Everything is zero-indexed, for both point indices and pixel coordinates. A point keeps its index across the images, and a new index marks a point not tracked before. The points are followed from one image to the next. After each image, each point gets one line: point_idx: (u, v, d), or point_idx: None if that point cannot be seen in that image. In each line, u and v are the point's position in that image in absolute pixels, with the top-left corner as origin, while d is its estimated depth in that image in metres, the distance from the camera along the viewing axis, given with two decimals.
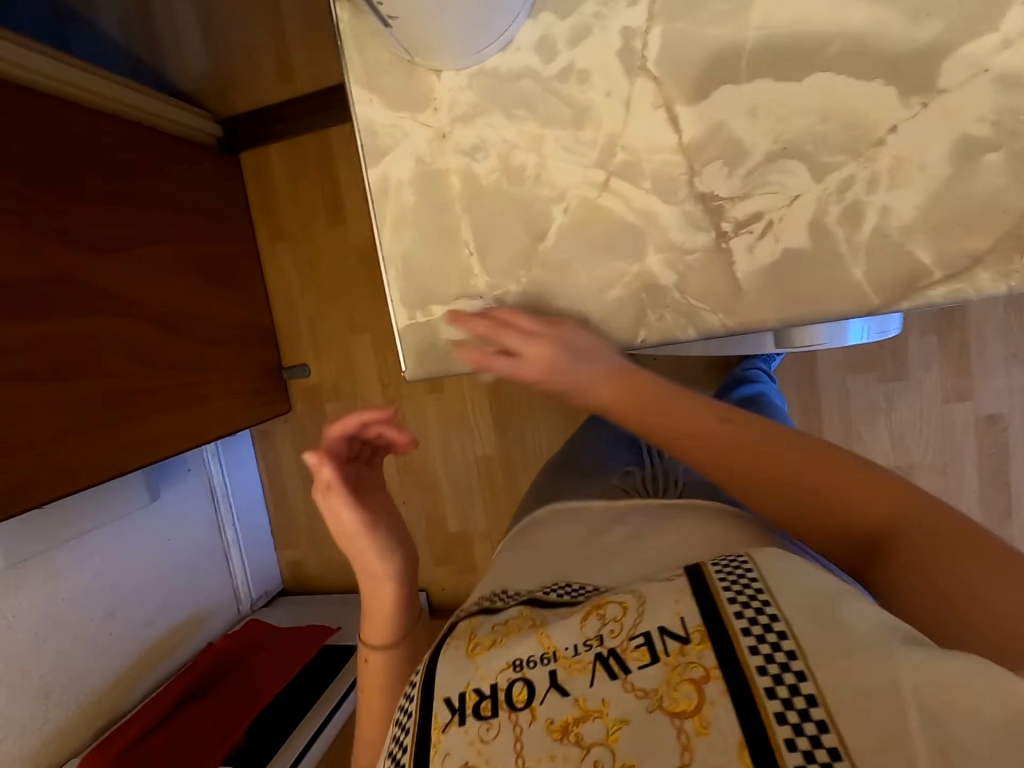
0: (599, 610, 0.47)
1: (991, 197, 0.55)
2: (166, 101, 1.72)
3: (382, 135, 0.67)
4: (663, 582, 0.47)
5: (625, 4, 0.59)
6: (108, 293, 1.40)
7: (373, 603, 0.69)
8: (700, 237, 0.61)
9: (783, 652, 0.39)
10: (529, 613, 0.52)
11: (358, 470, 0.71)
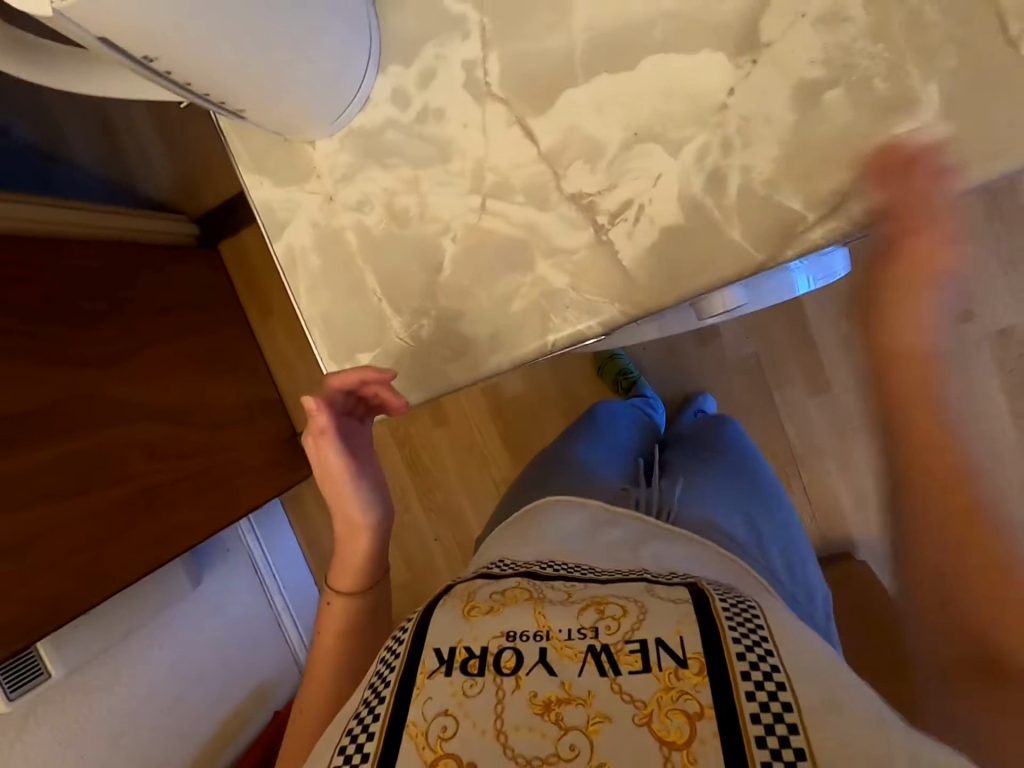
0: (598, 606, 0.59)
1: (842, 134, 0.55)
2: (138, 217, 1.87)
3: (279, 211, 0.72)
4: (667, 602, 0.58)
5: (460, 38, 0.63)
6: (118, 402, 1.49)
7: (349, 545, 0.82)
8: (581, 235, 0.63)
9: (779, 703, 0.49)
10: (526, 584, 0.63)
11: (350, 424, 0.80)
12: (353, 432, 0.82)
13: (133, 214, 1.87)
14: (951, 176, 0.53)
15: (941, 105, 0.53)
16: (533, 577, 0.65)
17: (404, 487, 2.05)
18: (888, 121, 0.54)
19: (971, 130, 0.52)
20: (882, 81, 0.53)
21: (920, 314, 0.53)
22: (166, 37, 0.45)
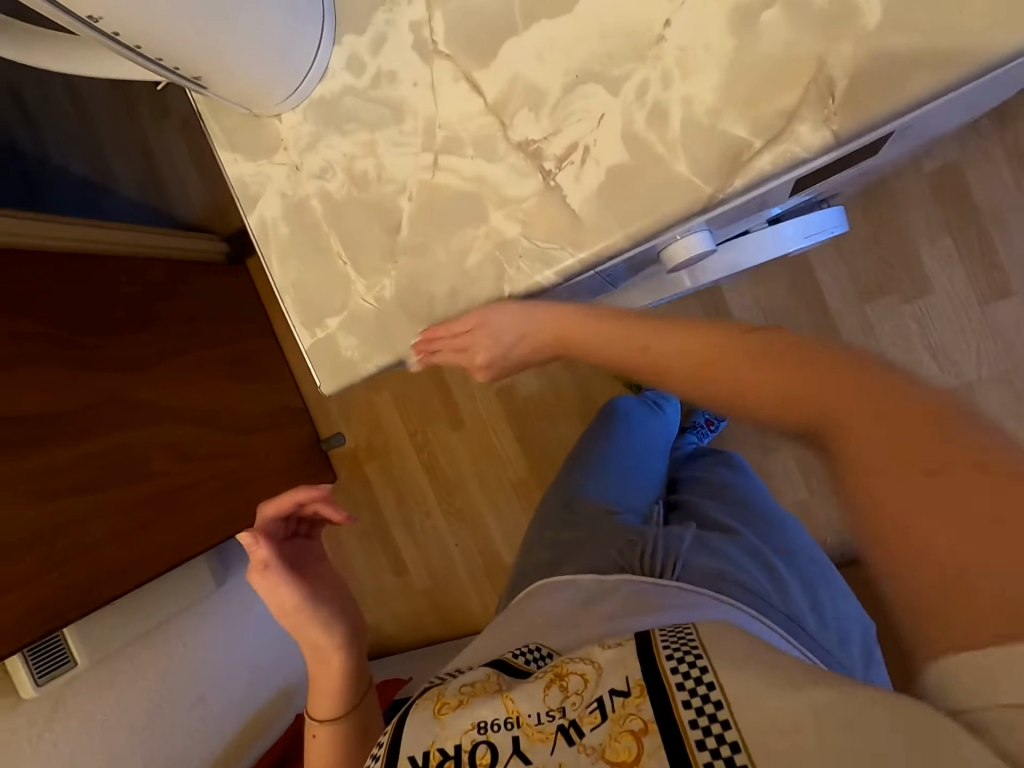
0: (562, 682, 0.60)
1: (782, 52, 0.53)
2: (174, 237, 1.96)
3: (252, 184, 0.75)
4: (616, 650, 0.60)
5: (407, 2, 0.65)
6: (145, 402, 1.53)
7: (322, 672, 0.84)
8: (530, 182, 0.63)
9: (713, 711, 0.50)
10: (494, 675, 0.66)
11: (294, 546, 0.87)
12: (300, 554, 0.88)
13: (169, 235, 1.96)
14: (898, 86, 0.50)
15: (883, 12, 0.51)
16: (502, 669, 0.68)
17: (424, 493, 2.05)
18: (828, 34, 0.52)
19: (914, 36, 0.50)
20: None
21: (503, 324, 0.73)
22: None
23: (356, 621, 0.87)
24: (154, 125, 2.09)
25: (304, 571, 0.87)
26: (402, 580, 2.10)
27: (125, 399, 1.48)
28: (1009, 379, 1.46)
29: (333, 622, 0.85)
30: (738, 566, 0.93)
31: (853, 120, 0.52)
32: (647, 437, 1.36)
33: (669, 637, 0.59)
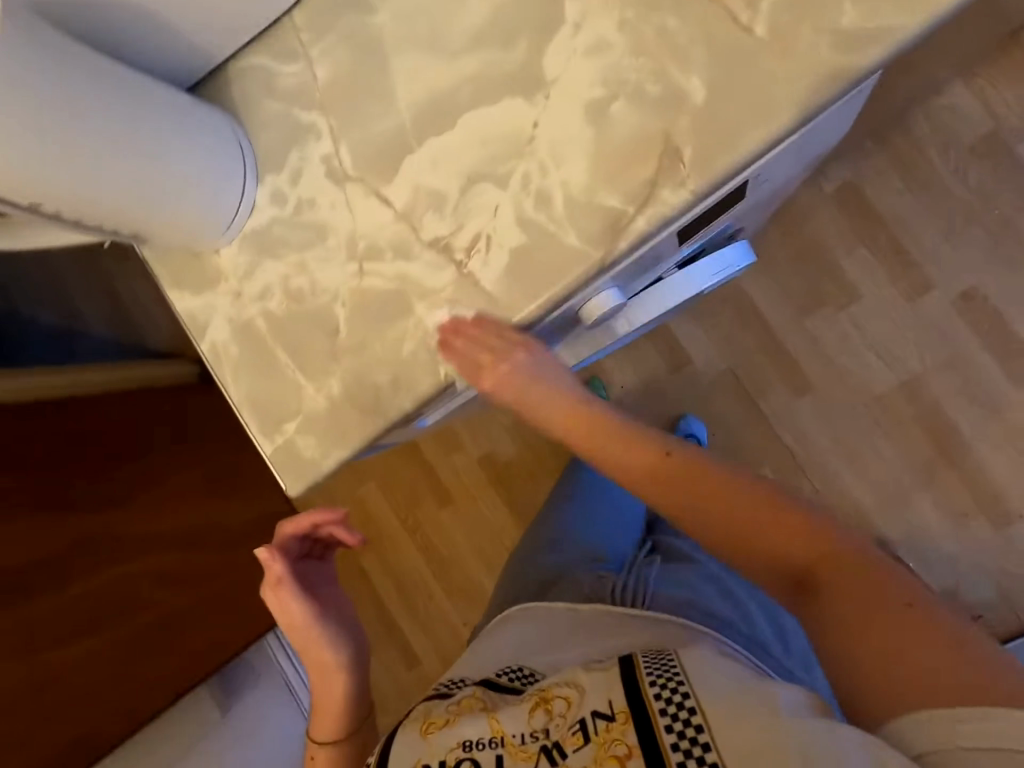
0: (547, 705, 0.67)
1: (635, 134, 0.62)
2: (143, 367, 1.98)
3: (200, 315, 0.81)
4: (598, 674, 0.67)
5: (314, 138, 0.74)
6: (141, 535, 1.51)
7: (325, 685, 0.93)
8: (446, 273, 0.70)
9: (699, 746, 0.58)
10: (481, 698, 0.73)
11: (309, 565, 0.94)
12: (313, 573, 0.94)
13: (138, 366, 1.99)
14: (733, 146, 0.59)
15: (708, 89, 0.59)
16: (487, 690, 0.74)
17: (422, 577, 2.03)
18: (669, 114, 0.61)
19: (738, 106, 0.59)
20: (652, 83, 0.61)
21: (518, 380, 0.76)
22: (33, 187, 0.57)
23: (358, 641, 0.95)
24: (118, 267, 2.20)
25: (315, 591, 0.93)
26: (416, 672, 2.02)
27: (115, 533, 1.45)
28: (951, 364, 1.54)
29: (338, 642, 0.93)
30: (703, 596, 0.96)
31: (706, 179, 0.60)
32: (616, 482, 1.39)
33: (654, 670, 0.65)
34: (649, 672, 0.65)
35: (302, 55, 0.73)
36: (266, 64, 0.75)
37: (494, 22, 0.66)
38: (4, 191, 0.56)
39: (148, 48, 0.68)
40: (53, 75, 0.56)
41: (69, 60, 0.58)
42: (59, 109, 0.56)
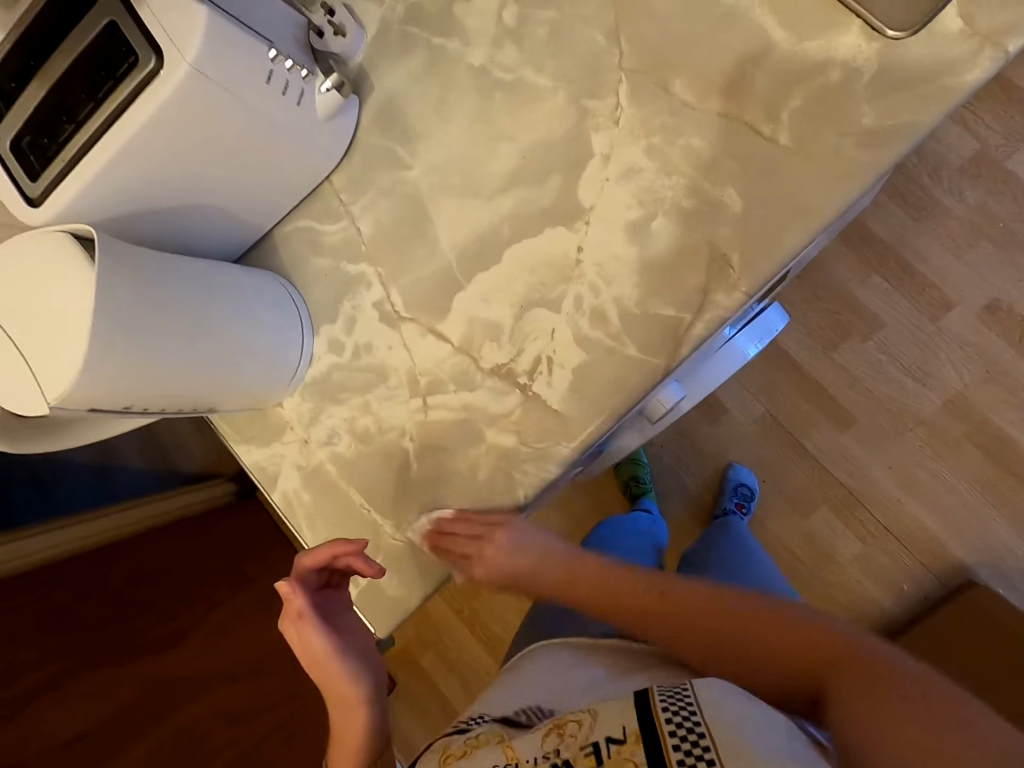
0: (559, 728, 0.58)
1: (679, 246, 0.65)
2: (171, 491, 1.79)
3: (269, 465, 0.83)
4: (616, 703, 0.57)
5: (365, 287, 0.77)
6: (194, 675, 1.33)
7: (345, 728, 0.71)
8: (511, 397, 0.72)
9: None
10: (500, 730, 0.64)
11: (330, 597, 0.75)
12: (335, 605, 0.76)
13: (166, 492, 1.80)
14: (779, 243, 0.62)
15: (743, 199, 0.62)
16: (506, 726, 0.66)
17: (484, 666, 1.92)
18: (709, 225, 0.64)
19: (775, 211, 0.62)
20: (687, 199, 0.64)
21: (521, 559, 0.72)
22: (130, 398, 0.57)
23: (383, 672, 0.74)
24: None
25: (336, 623, 0.75)
26: None
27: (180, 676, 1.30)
28: (995, 376, 1.48)
29: (359, 673, 0.72)
30: None
31: (755, 280, 0.63)
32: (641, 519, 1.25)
33: (670, 698, 0.55)
34: (663, 700, 0.55)
35: (345, 212, 0.77)
36: (309, 225, 0.79)
37: (524, 162, 0.70)
38: (106, 405, 0.56)
39: (209, 230, 0.73)
40: (138, 289, 0.55)
41: (155, 281, 0.57)
42: (146, 332, 0.56)
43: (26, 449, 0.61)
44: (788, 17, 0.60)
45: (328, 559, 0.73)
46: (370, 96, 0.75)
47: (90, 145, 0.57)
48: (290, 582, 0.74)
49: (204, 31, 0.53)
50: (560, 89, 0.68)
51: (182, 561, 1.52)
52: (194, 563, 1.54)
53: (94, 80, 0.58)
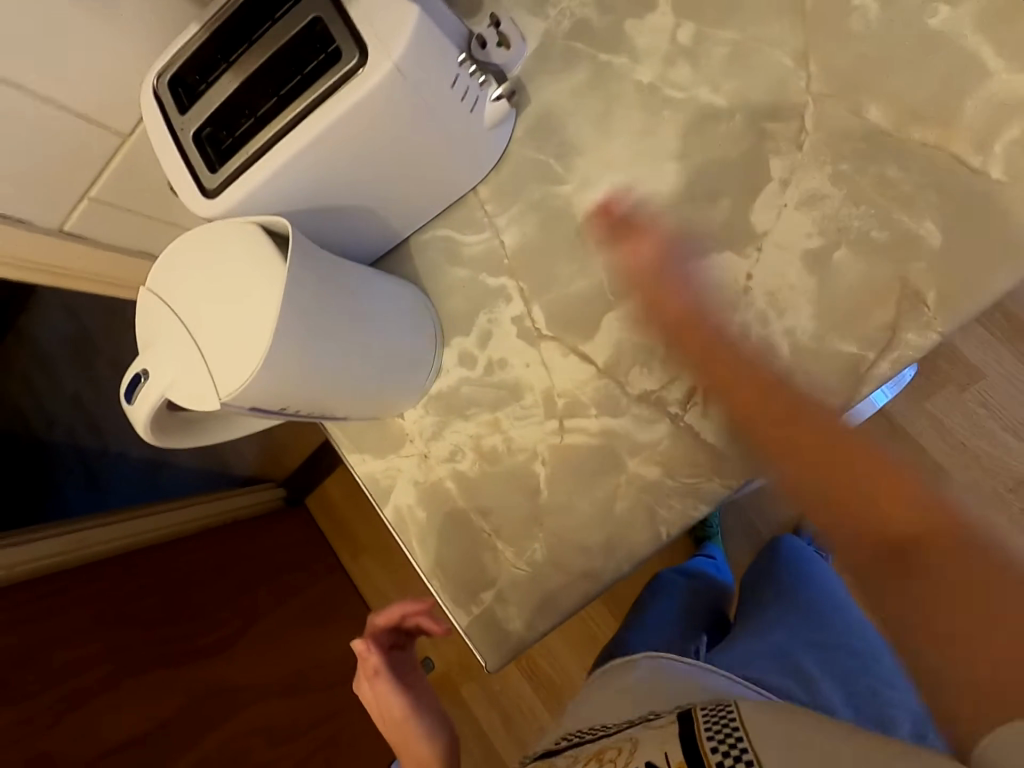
0: (598, 757, 0.56)
1: (864, 281, 0.61)
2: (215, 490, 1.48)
3: (384, 478, 0.80)
4: (653, 729, 0.56)
5: (504, 301, 0.74)
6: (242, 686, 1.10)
7: None
8: (660, 426, 0.68)
9: None
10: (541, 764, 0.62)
11: (401, 657, 0.73)
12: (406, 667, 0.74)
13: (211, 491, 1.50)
14: (982, 285, 0.57)
15: (944, 235, 0.58)
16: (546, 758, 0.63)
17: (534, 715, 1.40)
18: (901, 258, 0.60)
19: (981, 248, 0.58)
20: (878, 230, 0.60)
21: (679, 284, 0.65)
22: (294, 392, 0.54)
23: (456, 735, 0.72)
24: None
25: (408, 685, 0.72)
26: None
27: (232, 684, 1.09)
28: None
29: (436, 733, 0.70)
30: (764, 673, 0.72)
31: (952, 321, 0.59)
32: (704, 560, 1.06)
33: (712, 722, 0.53)
34: (705, 723, 0.53)
35: (488, 224, 0.75)
36: (449, 234, 0.77)
37: (691, 184, 0.67)
38: (271, 399, 0.53)
39: (357, 232, 0.70)
40: (325, 284, 0.54)
41: (332, 273, 0.55)
42: (318, 320, 0.53)
43: (177, 444, 0.58)
44: (1010, 45, 0.57)
45: (398, 618, 0.73)
46: (527, 108, 0.73)
47: (281, 136, 0.56)
48: (362, 644, 0.72)
49: (409, 33, 0.52)
50: (738, 110, 0.65)
51: (225, 571, 1.24)
52: (235, 575, 1.25)
53: (281, 74, 0.57)
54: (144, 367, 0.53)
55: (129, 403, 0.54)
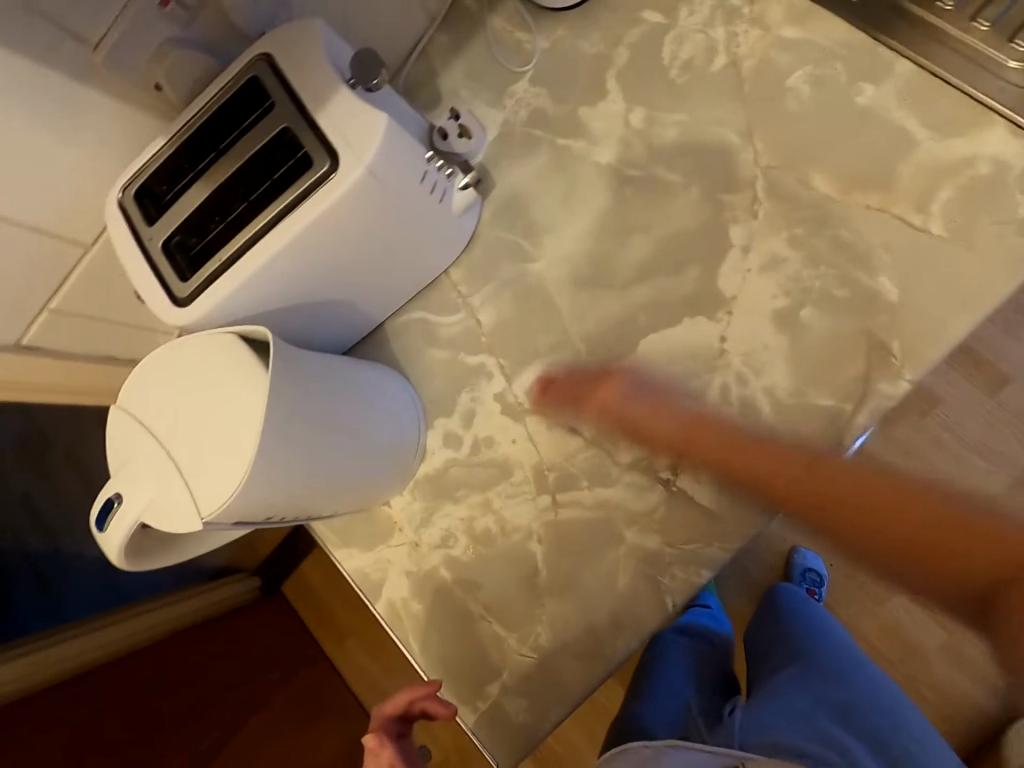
0: None
1: (832, 337, 0.63)
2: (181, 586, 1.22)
3: (373, 573, 0.76)
4: None
5: (485, 379, 0.74)
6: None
7: None
8: (654, 494, 0.67)
9: None
10: None
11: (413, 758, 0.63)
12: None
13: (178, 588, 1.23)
14: (941, 334, 0.61)
15: (899, 289, 0.62)
16: None
17: None
18: (864, 313, 0.63)
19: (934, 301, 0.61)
20: (838, 289, 0.64)
21: (638, 393, 0.65)
22: (276, 505, 0.52)
23: None
24: None
25: None
26: None
27: None
28: None
29: None
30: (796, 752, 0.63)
31: (920, 369, 0.61)
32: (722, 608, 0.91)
33: None
34: None
35: (464, 305, 0.76)
36: (424, 317, 0.77)
37: (657, 255, 0.70)
38: (253, 514, 0.50)
39: (332, 321, 0.70)
40: (307, 390, 0.52)
41: (314, 378, 0.54)
42: (302, 427, 0.51)
43: (152, 566, 0.54)
44: (929, 119, 0.63)
45: (405, 706, 0.64)
46: (493, 192, 0.76)
47: (254, 241, 0.56)
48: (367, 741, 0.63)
49: (381, 138, 0.53)
50: (694, 185, 0.69)
51: (192, 679, 1.02)
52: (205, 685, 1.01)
53: (252, 181, 0.58)
54: (116, 491, 0.50)
55: (101, 531, 0.51)
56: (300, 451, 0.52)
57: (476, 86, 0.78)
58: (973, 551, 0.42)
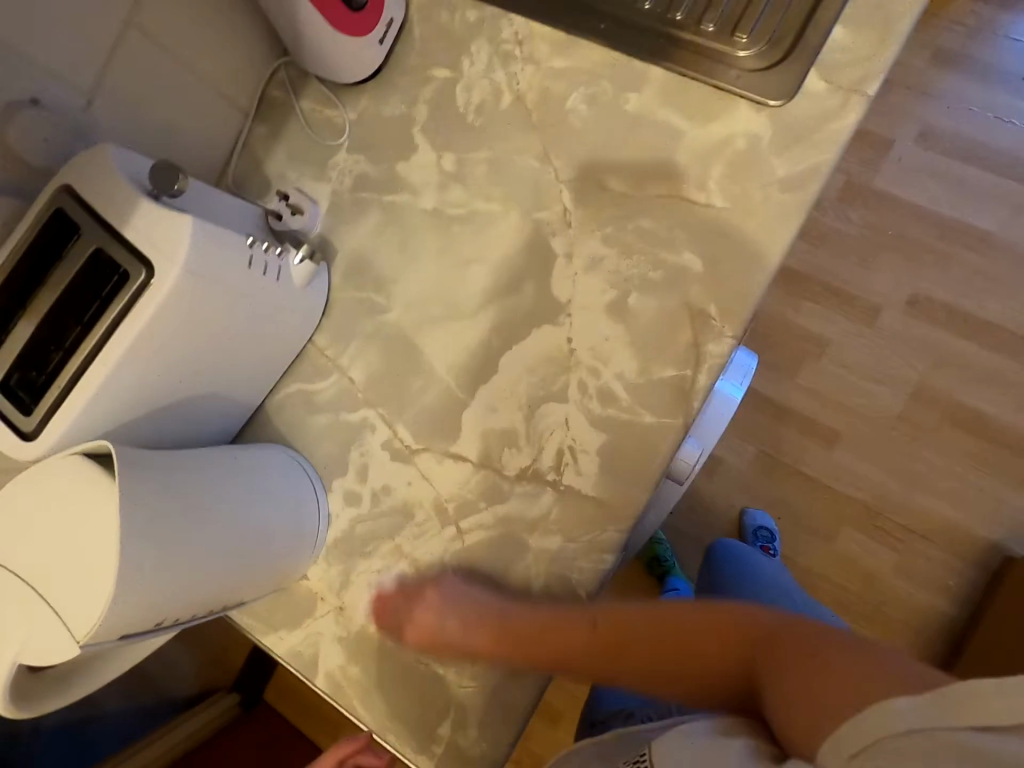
0: None
1: (660, 315, 0.70)
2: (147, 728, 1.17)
3: (306, 648, 0.76)
4: None
5: (370, 431, 0.77)
6: None
7: None
8: (545, 497, 0.71)
9: None
10: None
11: None
12: None
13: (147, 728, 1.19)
14: (745, 290, 0.68)
15: (702, 260, 0.69)
16: None
17: None
18: (679, 288, 0.70)
19: (732, 262, 0.69)
20: (653, 272, 0.70)
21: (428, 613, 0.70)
22: (163, 606, 0.52)
23: None
24: None
25: None
26: None
27: None
28: (938, 363, 1.21)
29: None
30: None
31: (737, 325, 0.68)
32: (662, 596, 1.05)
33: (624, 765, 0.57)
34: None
35: (334, 367, 0.79)
36: (301, 388, 0.79)
37: (494, 279, 0.75)
38: (137, 623, 0.51)
39: (205, 414, 0.71)
40: (169, 486, 0.54)
41: (180, 472, 0.56)
42: (170, 524, 0.53)
43: (50, 707, 0.54)
44: (688, 111, 0.71)
45: None
46: (337, 258, 0.80)
47: (89, 361, 0.57)
48: None
49: (189, 240, 0.56)
50: (511, 210, 0.75)
51: None
52: None
53: (78, 305, 0.59)
54: None
55: None
56: (173, 549, 0.52)
57: (299, 165, 0.82)
58: (827, 674, 0.51)
